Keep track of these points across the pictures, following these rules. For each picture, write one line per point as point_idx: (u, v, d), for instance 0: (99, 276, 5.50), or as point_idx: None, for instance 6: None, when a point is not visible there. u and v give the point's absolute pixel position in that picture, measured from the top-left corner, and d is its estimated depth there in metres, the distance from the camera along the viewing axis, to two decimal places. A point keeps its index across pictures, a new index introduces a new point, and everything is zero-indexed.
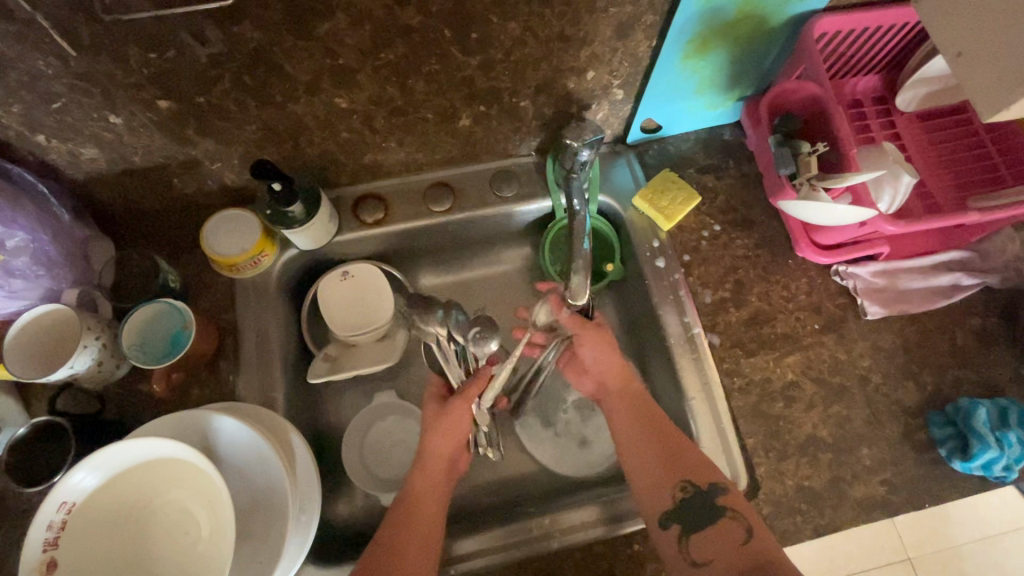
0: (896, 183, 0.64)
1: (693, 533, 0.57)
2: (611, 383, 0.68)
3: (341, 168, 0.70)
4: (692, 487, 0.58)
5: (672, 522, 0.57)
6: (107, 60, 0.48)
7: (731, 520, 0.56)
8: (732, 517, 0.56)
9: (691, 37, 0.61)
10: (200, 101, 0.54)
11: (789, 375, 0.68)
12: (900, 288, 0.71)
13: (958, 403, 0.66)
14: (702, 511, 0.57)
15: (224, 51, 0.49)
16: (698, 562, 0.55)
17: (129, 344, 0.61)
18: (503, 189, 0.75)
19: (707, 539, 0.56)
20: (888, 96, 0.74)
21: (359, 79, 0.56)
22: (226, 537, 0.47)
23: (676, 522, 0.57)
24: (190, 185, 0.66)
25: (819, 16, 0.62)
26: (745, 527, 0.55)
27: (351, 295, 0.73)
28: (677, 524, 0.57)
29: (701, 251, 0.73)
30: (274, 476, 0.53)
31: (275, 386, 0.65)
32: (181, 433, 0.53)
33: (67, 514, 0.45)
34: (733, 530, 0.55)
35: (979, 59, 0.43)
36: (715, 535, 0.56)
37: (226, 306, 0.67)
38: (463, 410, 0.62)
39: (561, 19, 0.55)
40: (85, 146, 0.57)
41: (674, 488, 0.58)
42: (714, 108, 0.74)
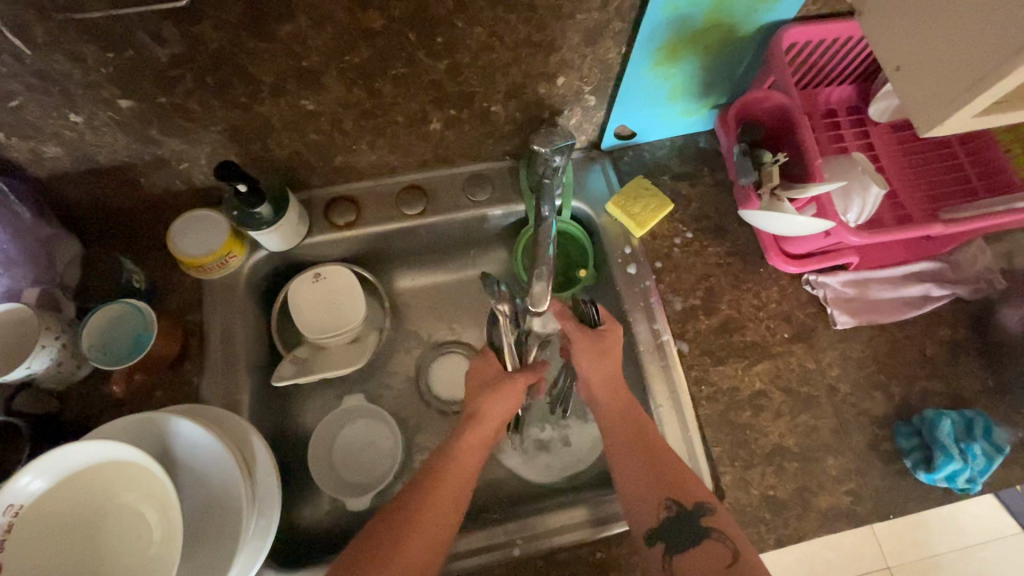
0: (864, 193, 0.63)
1: (677, 554, 0.56)
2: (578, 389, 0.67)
3: (312, 170, 0.69)
4: (676, 505, 0.58)
5: (657, 540, 0.57)
6: (64, 58, 0.48)
7: (714, 541, 0.56)
8: (716, 539, 0.56)
9: (660, 44, 0.61)
10: (163, 101, 0.54)
11: (758, 383, 0.68)
12: (870, 298, 0.71)
13: (924, 415, 0.66)
14: (686, 530, 0.57)
15: (183, 51, 0.49)
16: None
17: (89, 346, 0.61)
18: (476, 193, 0.74)
19: (691, 559, 0.56)
20: (861, 106, 0.74)
21: (324, 81, 0.56)
22: (175, 542, 0.46)
23: (661, 541, 0.57)
24: (158, 185, 0.65)
25: (788, 26, 0.62)
26: (729, 549, 0.55)
27: (323, 297, 0.72)
28: (662, 543, 0.57)
29: (673, 258, 0.73)
30: (230, 481, 0.53)
31: (240, 389, 0.65)
32: (137, 435, 0.52)
33: (14, 516, 0.45)
34: (718, 552, 0.55)
35: (920, 72, 0.43)
36: (696, 556, 0.56)
37: (193, 307, 0.67)
38: None
39: (527, 25, 0.55)
40: (48, 144, 0.56)
41: (660, 507, 0.58)
42: (688, 115, 0.74)
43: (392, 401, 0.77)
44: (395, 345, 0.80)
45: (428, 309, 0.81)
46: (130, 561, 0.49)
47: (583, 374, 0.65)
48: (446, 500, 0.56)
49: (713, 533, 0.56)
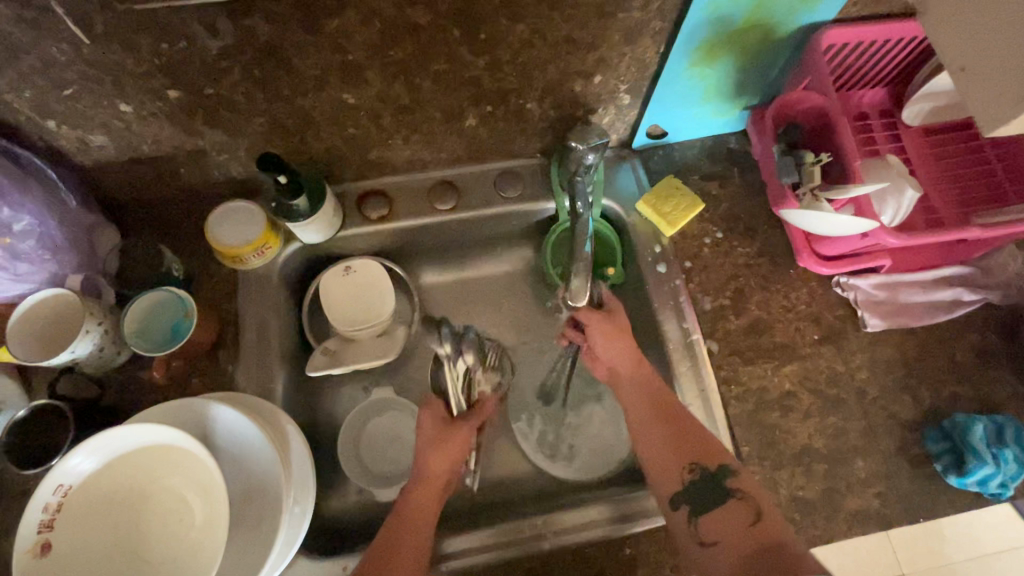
0: (899, 198, 0.64)
1: (701, 514, 0.57)
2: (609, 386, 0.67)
3: (347, 164, 0.70)
4: (699, 468, 0.59)
5: (681, 502, 0.58)
6: (119, 49, 0.48)
7: (738, 502, 0.56)
8: (740, 499, 0.56)
9: (699, 44, 0.61)
10: (210, 93, 0.55)
11: (786, 385, 0.68)
12: (900, 301, 0.71)
13: (955, 419, 0.65)
14: (708, 492, 0.57)
15: (234, 43, 0.50)
16: (705, 542, 0.55)
17: (131, 332, 0.62)
18: (507, 190, 0.75)
19: (715, 518, 0.56)
20: (894, 110, 0.74)
21: (367, 76, 0.56)
22: (218, 525, 0.47)
23: (685, 504, 0.58)
24: (197, 175, 0.66)
25: (826, 27, 0.62)
26: (752, 509, 0.55)
27: (353, 289, 0.73)
28: (686, 505, 0.58)
29: (702, 258, 0.73)
30: (269, 466, 0.53)
31: (273, 378, 0.66)
32: (178, 421, 0.53)
33: (64, 496, 0.46)
34: (741, 512, 0.55)
35: (980, 75, 0.42)
36: (721, 514, 0.56)
37: (228, 297, 0.68)
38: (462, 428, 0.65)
39: (570, 23, 0.56)
40: (95, 133, 0.58)
41: (683, 470, 0.59)
42: (720, 116, 0.75)
43: (418, 395, 0.78)
44: (422, 339, 0.80)
45: (455, 304, 0.82)
46: (173, 544, 0.50)
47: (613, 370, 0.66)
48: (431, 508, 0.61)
49: (736, 494, 0.56)
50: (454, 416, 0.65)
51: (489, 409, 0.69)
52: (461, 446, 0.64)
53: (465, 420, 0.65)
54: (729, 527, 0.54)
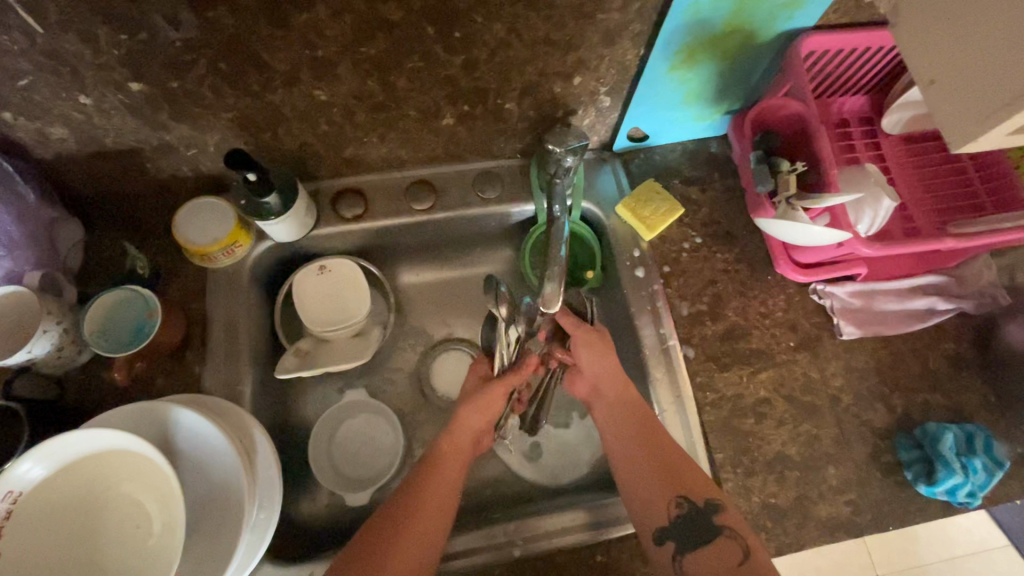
0: (876, 207, 0.63)
1: (687, 554, 0.57)
2: (598, 391, 0.67)
3: (321, 161, 0.68)
4: (688, 503, 0.59)
5: (667, 538, 0.58)
6: (75, 39, 0.47)
7: (726, 539, 0.57)
8: (729, 537, 0.57)
9: (679, 48, 0.61)
10: (174, 86, 0.53)
11: (761, 392, 0.68)
12: (875, 309, 0.71)
13: (926, 427, 0.66)
14: (695, 530, 0.58)
15: (198, 36, 0.48)
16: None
17: (92, 332, 0.60)
18: (485, 190, 0.74)
19: (701, 559, 0.57)
20: (874, 117, 0.74)
21: (339, 72, 0.55)
22: (176, 534, 0.46)
23: (671, 539, 0.58)
24: (165, 171, 0.65)
25: (807, 33, 0.61)
26: (740, 547, 0.56)
27: (328, 289, 0.72)
28: (671, 541, 0.58)
29: (681, 263, 0.73)
30: (231, 473, 0.52)
31: (242, 380, 0.64)
32: (138, 425, 0.52)
33: (13, 503, 0.44)
34: (729, 550, 0.56)
35: (953, 89, 0.42)
36: (710, 553, 0.57)
37: (196, 295, 0.66)
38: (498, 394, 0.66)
39: (547, 23, 0.54)
40: (54, 126, 0.55)
41: (671, 503, 0.59)
42: (701, 119, 0.74)
43: (393, 397, 0.77)
44: (398, 340, 0.79)
45: (432, 305, 0.81)
46: (129, 552, 0.49)
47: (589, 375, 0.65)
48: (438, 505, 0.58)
49: (725, 531, 0.57)
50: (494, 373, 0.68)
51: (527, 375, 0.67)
52: (494, 401, 0.66)
53: (504, 377, 0.67)
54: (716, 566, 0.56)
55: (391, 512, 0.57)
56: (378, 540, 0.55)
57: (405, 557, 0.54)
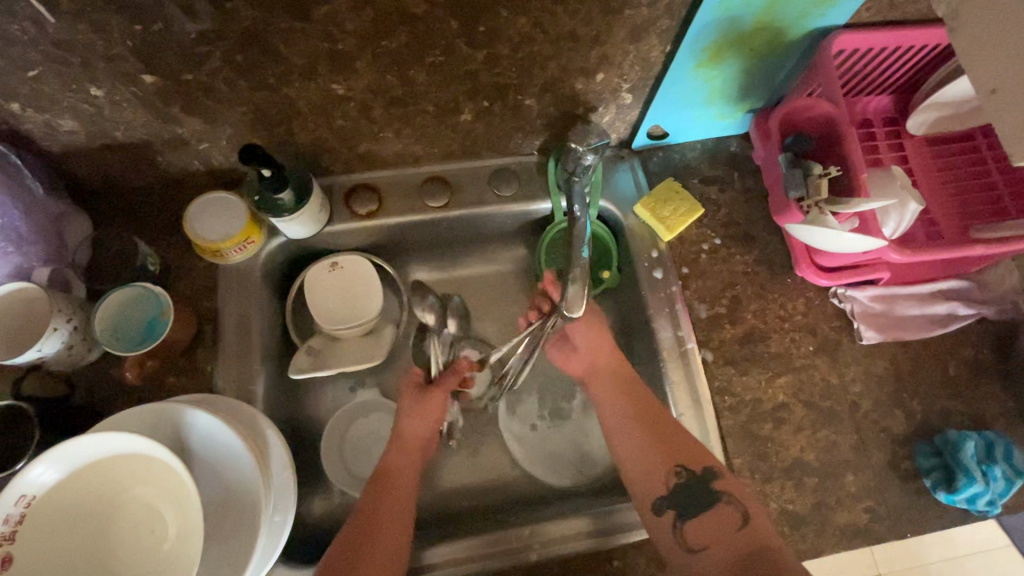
0: (903, 211, 0.63)
1: (689, 519, 0.59)
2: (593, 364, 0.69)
3: (334, 156, 0.67)
4: (685, 472, 0.60)
5: (666, 506, 0.60)
6: (88, 30, 0.45)
7: (726, 505, 0.58)
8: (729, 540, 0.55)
9: (707, 45, 0.59)
10: (189, 79, 0.51)
11: (780, 396, 0.67)
12: (896, 314, 0.70)
13: (946, 435, 0.65)
14: (698, 496, 0.59)
15: (216, 28, 0.47)
16: (694, 547, 0.57)
17: (103, 330, 0.59)
18: (501, 188, 0.72)
19: (705, 558, 0.56)
20: (899, 118, 0.73)
21: (358, 66, 0.53)
22: (193, 541, 0.45)
23: (671, 508, 0.60)
24: (176, 164, 0.63)
25: (838, 31, 0.60)
26: (740, 513, 0.57)
27: (340, 287, 0.70)
28: (672, 509, 0.60)
29: (700, 264, 0.72)
30: (247, 475, 0.51)
31: (254, 379, 0.63)
32: (151, 426, 0.51)
33: (27, 507, 0.43)
34: (729, 516, 0.57)
35: (1017, 100, 0.39)
36: (709, 520, 0.58)
37: (207, 292, 0.65)
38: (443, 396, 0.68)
39: (573, 18, 0.53)
40: (63, 118, 0.54)
41: (669, 473, 0.61)
42: (723, 118, 0.72)
43: None
44: (409, 338, 0.78)
45: None
46: (144, 557, 0.48)
47: None
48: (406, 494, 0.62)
49: (723, 497, 0.58)
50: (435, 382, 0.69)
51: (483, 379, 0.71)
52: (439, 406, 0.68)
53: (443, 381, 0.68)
54: (717, 535, 0.57)
55: (367, 514, 0.58)
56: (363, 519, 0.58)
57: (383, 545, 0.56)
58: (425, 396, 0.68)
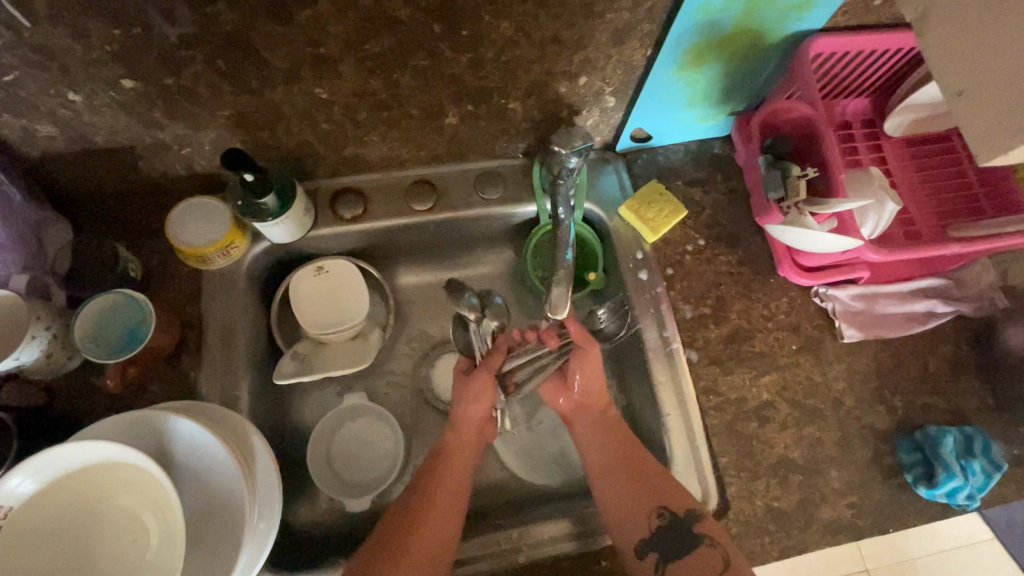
0: (880, 210, 0.64)
1: (669, 562, 0.58)
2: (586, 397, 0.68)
3: (319, 160, 0.67)
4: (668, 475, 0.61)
5: (648, 551, 0.58)
6: (65, 34, 0.44)
7: (708, 547, 0.57)
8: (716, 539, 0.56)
9: (688, 48, 0.60)
10: (170, 84, 0.51)
11: (765, 395, 0.68)
12: (876, 312, 0.72)
13: (927, 431, 0.67)
14: (680, 540, 0.58)
15: (196, 32, 0.46)
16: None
17: (82, 337, 0.58)
18: (487, 191, 0.72)
19: (691, 556, 0.57)
20: (877, 120, 0.74)
21: (341, 70, 0.53)
22: (175, 547, 0.44)
23: (653, 552, 0.58)
24: (158, 169, 0.62)
25: (816, 35, 0.61)
26: (721, 553, 0.56)
27: (326, 291, 0.70)
28: (654, 552, 0.58)
29: (684, 265, 0.72)
30: (231, 481, 0.50)
31: (239, 385, 0.62)
32: (131, 433, 0.50)
33: (3, 519, 0.42)
34: (711, 558, 0.56)
35: (982, 102, 0.40)
36: (692, 562, 0.57)
37: (191, 298, 0.64)
38: (488, 380, 0.66)
39: (556, 22, 0.53)
40: (41, 123, 0.53)
41: (652, 515, 0.59)
42: (705, 120, 0.73)
43: (393, 400, 0.76)
44: (397, 342, 0.78)
45: (432, 306, 0.80)
46: (126, 566, 0.47)
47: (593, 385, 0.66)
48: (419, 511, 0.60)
49: (705, 540, 0.57)
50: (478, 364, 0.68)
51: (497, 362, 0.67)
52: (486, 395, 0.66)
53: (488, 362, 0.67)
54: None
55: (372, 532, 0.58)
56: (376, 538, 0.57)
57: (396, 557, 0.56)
58: (470, 379, 0.66)
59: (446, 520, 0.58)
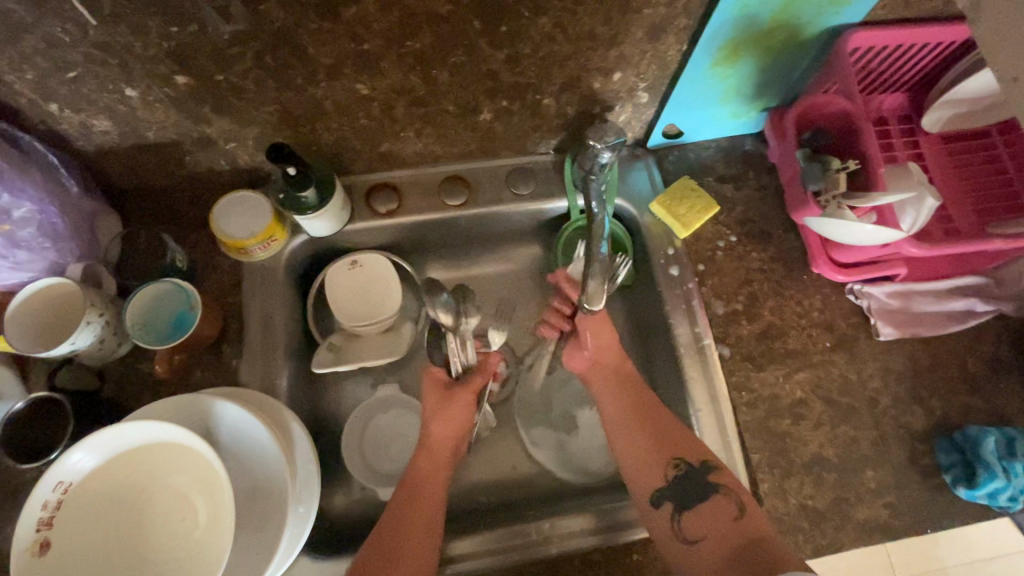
0: (920, 206, 0.61)
1: (687, 512, 0.59)
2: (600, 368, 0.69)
3: (356, 156, 0.68)
4: (684, 465, 0.61)
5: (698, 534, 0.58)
6: (126, 32, 0.47)
7: (723, 496, 0.59)
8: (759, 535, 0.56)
9: (723, 43, 0.60)
10: (220, 80, 0.53)
11: (798, 392, 0.67)
12: (913, 310, 0.71)
13: (967, 431, 0.65)
14: (692, 491, 0.60)
15: (247, 29, 0.48)
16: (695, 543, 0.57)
17: (133, 324, 0.60)
18: (519, 187, 0.73)
19: (702, 520, 0.59)
20: (913, 116, 0.73)
21: (383, 66, 0.55)
22: (222, 525, 0.46)
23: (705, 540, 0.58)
24: (203, 164, 0.65)
25: (853, 30, 0.61)
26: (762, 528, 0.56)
27: (361, 284, 0.72)
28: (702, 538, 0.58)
29: (716, 261, 0.72)
30: (274, 464, 0.52)
31: (277, 374, 0.64)
32: (179, 417, 0.52)
33: (63, 494, 0.45)
34: (725, 508, 0.58)
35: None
36: (705, 511, 0.59)
37: (232, 289, 0.66)
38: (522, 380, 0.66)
39: (593, 17, 0.54)
40: (98, 118, 0.56)
41: (668, 466, 0.61)
42: (737, 117, 0.73)
43: (424, 393, 0.77)
44: (427, 336, 0.79)
45: None
46: (175, 544, 0.49)
47: (608, 361, 0.69)
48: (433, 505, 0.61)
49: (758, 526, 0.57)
50: (453, 380, 0.68)
51: (494, 365, 0.70)
52: (464, 407, 0.67)
53: (468, 381, 0.68)
54: (714, 527, 0.58)
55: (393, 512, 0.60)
56: (395, 523, 0.59)
57: (411, 543, 0.57)
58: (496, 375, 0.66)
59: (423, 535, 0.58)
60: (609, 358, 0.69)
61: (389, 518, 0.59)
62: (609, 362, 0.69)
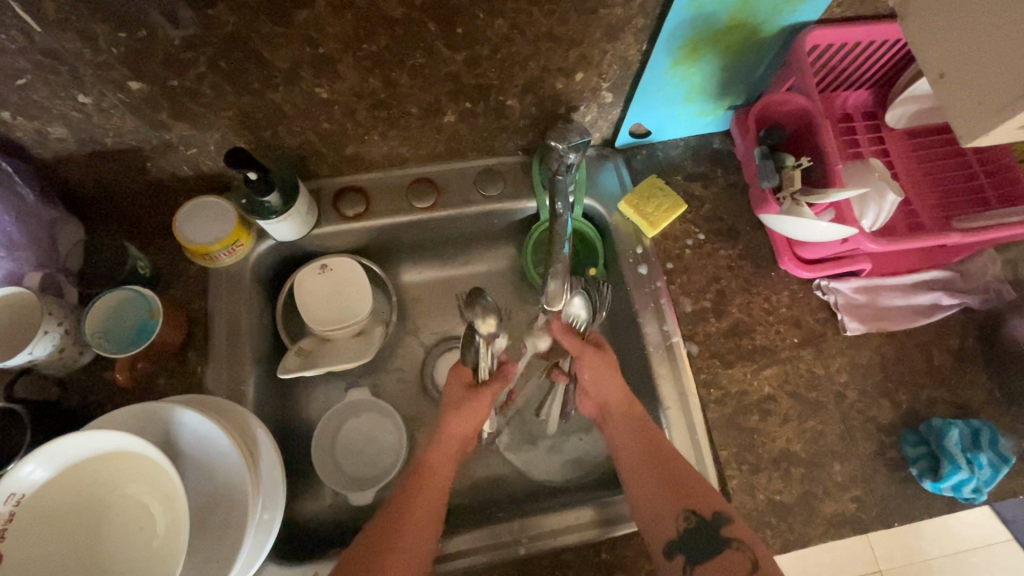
0: (881, 201, 0.63)
1: (695, 565, 0.56)
2: (605, 407, 0.67)
3: (321, 159, 0.68)
4: (694, 517, 0.58)
5: (669, 547, 0.57)
6: (75, 38, 0.46)
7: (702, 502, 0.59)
8: (739, 548, 0.55)
9: (682, 42, 0.60)
10: (175, 85, 0.53)
11: (766, 388, 0.68)
12: (880, 305, 0.71)
13: (931, 423, 0.66)
14: (702, 543, 0.57)
15: (199, 34, 0.48)
16: None
17: (93, 333, 0.60)
18: (487, 188, 0.73)
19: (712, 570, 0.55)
20: (878, 112, 0.74)
21: (341, 69, 0.54)
22: (179, 536, 0.46)
23: (669, 539, 0.58)
24: (165, 169, 0.64)
25: (810, 28, 0.61)
26: (734, 546, 0.55)
27: (330, 288, 0.71)
28: (670, 545, 0.58)
29: (684, 259, 0.72)
30: (235, 472, 0.52)
31: (244, 381, 0.64)
32: (139, 426, 0.51)
33: (16, 505, 0.44)
34: (736, 562, 0.55)
35: (964, 84, 0.41)
36: (708, 556, 0.56)
37: (198, 295, 0.66)
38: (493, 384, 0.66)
39: (550, 18, 0.54)
40: (54, 125, 0.55)
41: (678, 518, 0.58)
42: (703, 115, 0.74)
43: (396, 396, 0.77)
44: (400, 340, 0.79)
45: (434, 304, 0.81)
46: (134, 552, 0.49)
47: (603, 387, 0.67)
48: (435, 501, 0.60)
49: (733, 544, 0.56)
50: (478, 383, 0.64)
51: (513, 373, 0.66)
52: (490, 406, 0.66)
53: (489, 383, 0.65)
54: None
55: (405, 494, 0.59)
56: (406, 507, 0.58)
57: (409, 542, 0.55)
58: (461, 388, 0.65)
59: (420, 532, 0.56)
60: (605, 387, 0.67)
61: (393, 508, 0.58)
62: (607, 394, 0.66)
